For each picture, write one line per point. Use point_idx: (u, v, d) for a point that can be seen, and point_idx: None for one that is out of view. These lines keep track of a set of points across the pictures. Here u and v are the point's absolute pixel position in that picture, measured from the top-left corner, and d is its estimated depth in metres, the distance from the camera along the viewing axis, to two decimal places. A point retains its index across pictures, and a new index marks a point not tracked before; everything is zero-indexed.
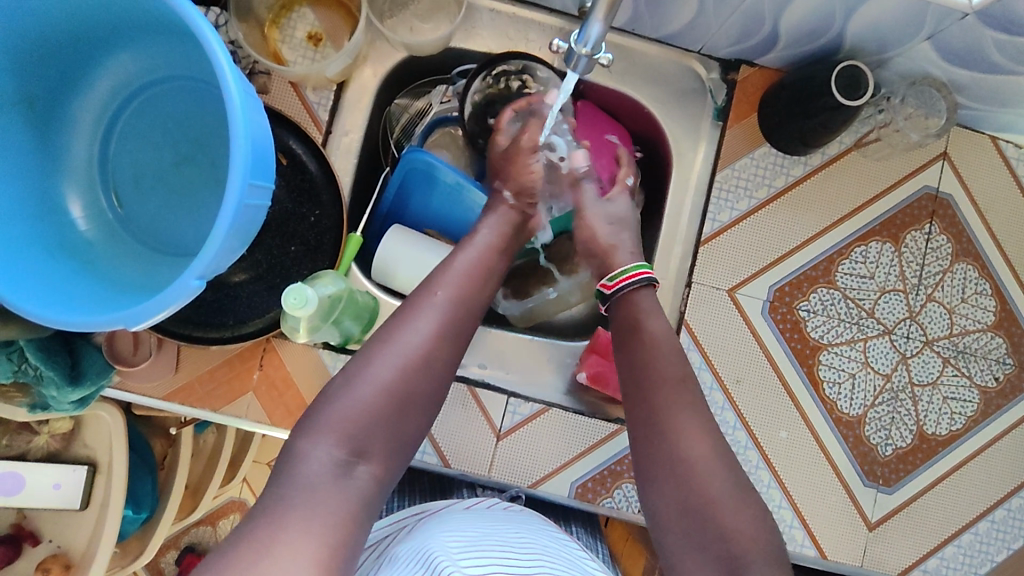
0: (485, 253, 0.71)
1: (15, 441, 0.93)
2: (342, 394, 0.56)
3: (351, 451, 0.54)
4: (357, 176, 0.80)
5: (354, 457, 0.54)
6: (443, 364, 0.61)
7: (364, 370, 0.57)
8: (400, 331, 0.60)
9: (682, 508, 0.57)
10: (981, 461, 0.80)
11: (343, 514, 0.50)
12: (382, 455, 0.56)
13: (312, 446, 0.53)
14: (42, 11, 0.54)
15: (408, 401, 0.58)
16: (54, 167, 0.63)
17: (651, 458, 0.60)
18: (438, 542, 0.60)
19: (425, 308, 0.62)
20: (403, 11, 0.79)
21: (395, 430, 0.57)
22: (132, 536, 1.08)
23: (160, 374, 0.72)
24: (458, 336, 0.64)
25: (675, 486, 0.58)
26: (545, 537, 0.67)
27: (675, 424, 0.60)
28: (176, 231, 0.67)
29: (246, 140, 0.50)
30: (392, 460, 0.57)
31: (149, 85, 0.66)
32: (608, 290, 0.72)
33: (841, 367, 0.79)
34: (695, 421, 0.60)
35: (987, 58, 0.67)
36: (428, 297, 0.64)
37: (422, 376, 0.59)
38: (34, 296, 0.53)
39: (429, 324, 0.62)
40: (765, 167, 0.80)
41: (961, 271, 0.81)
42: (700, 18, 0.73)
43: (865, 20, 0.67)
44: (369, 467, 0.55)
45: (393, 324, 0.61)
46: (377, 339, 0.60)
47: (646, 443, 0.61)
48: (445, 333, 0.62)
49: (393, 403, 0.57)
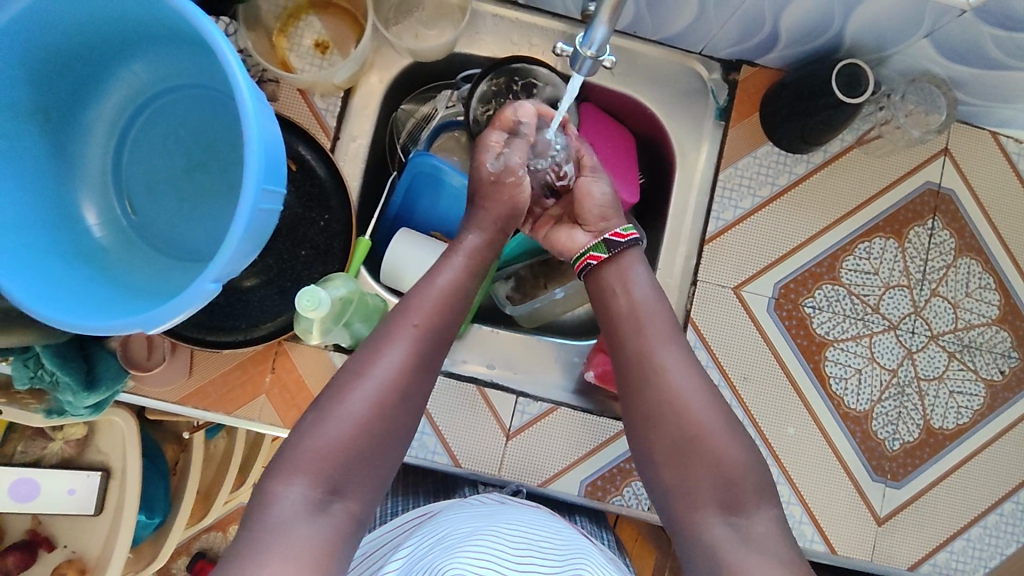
0: (470, 259, 0.71)
1: (30, 448, 0.96)
2: (334, 413, 0.58)
3: (326, 491, 0.55)
4: (365, 181, 0.81)
5: (329, 496, 0.55)
6: (427, 368, 0.63)
7: (348, 390, 0.59)
8: (372, 364, 0.60)
9: (673, 446, 0.61)
10: (987, 454, 0.80)
11: (327, 546, 0.53)
12: (368, 470, 0.57)
13: (285, 490, 0.54)
14: (58, 24, 0.55)
15: (386, 434, 0.59)
16: (69, 176, 0.64)
17: (651, 435, 0.62)
18: (445, 543, 0.61)
19: (399, 339, 0.62)
20: (408, 19, 0.81)
21: (376, 457, 0.58)
22: (145, 541, 1.09)
23: (174, 377, 0.73)
24: (432, 366, 0.64)
25: (664, 428, 0.61)
26: (539, 520, 0.69)
27: (663, 368, 0.63)
28: (188, 236, 0.68)
29: (259, 145, 0.51)
30: (377, 486, 0.58)
31: (161, 94, 0.68)
32: (620, 238, 0.71)
33: (847, 362, 0.79)
34: (686, 379, 0.63)
35: (985, 55, 0.68)
36: (404, 324, 0.63)
37: (397, 409, 0.60)
38: (52, 302, 0.54)
39: (397, 358, 0.61)
40: (767, 165, 0.81)
41: (965, 265, 0.81)
42: (700, 20, 0.74)
43: (863, 19, 0.69)
44: (345, 504, 0.56)
45: (364, 356, 0.61)
46: (350, 369, 0.60)
47: (631, 385, 0.64)
48: (421, 362, 0.62)
49: (371, 439, 0.58)
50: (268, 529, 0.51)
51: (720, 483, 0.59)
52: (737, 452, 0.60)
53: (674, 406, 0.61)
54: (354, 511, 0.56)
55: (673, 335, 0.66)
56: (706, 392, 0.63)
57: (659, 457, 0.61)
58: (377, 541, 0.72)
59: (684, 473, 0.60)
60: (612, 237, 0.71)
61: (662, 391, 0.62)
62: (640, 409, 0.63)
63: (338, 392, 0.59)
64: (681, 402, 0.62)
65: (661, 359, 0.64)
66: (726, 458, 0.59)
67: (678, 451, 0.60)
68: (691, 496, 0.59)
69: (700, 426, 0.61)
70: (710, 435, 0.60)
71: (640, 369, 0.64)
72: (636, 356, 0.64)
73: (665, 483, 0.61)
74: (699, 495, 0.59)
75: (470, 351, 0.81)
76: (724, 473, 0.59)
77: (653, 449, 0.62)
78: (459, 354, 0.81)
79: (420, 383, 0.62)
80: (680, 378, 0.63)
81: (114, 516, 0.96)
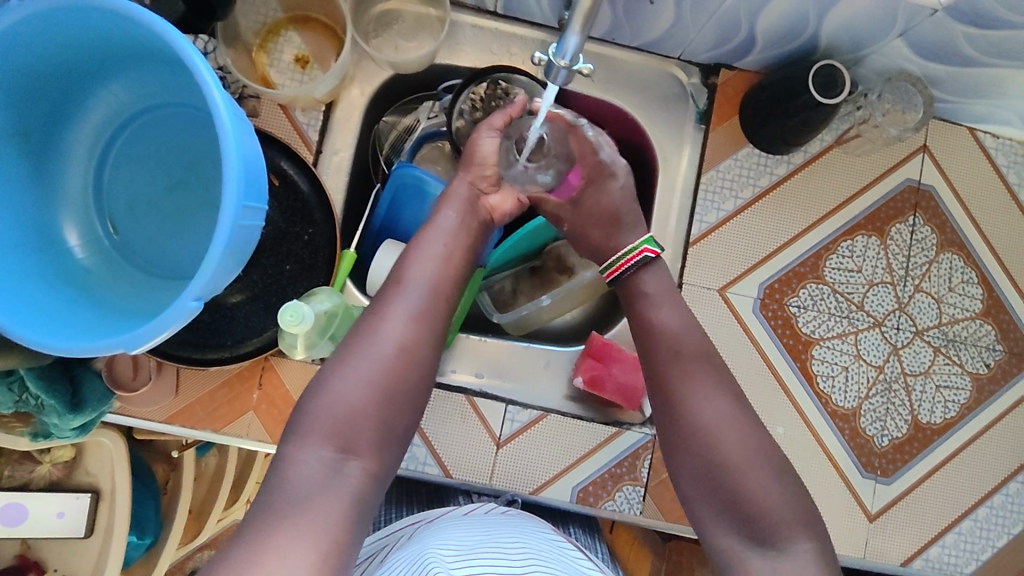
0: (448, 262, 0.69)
1: (18, 471, 0.94)
2: (321, 410, 0.56)
3: (339, 446, 0.55)
4: (348, 194, 0.81)
5: (343, 454, 0.55)
6: (421, 382, 0.62)
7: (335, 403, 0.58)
8: (346, 366, 0.59)
9: (699, 475, 0.60)
10: (976, 447, 0.81)
11: None
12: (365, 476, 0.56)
13: (302, 449, 0.54)
14: (35, 46, 0.55)
15: (382, 447, 0.58)
16: (49, 198, 0.64)
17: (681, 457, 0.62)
18: (435, 548, 0.61)
19: (378, 342, 0.61)
20: (388, 31, 0.81)
21: (378, 453, 0.57)
22: (137, 563, 1.08)
23: (160, 398, 0.73)
24: (419, 368, 0.62)
25: (690, 455, 0.61)
26: (540, 538, 0.69)
27: (689, 398, 0.62)
28: (171, 255, 0.67)
29: (237, 161, 0.51)
30: (384, 474, 0.57)
31: (141, 114, 0.68)
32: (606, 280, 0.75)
33: (833, 361, 0.80)
34: (709, 398, 0.62)
35: (958, 52, 0.69)
36: (383, 322, 0.62)
37: (389, 422, 0.59)
38: (34, 325, 0.54)
39: (370, 364, 0.59)
40: (749, 167, 0.81)
41: (947, 261, 0.82)
42: (677, 25, 0.75)
43: (839, 20, 0.69)
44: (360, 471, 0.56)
45: (332, 365, 0.60)
46: (326, 373, 0.59)
47: (661, 412, 0.64)
48: (406, 368, 0.61)
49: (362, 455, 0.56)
50: (283, 501, 0.50)
51: (741, 510, 0.57)
52: (758, 479, 0.58)
53: (696, 434, 0.61)
54: (370, 472, 0.56)
55: (701, 360, 0.64)
56: (732, 415, 0.61)
57: (690, 482, 0.61)
58: (374, 546, 0.73)
59: (713, 499, 0.59)
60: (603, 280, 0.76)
61: (687, 420, 0.62)
62: (671, 438, 0.63)
63: (316, 391, 0.58)
64: (703, 429, 0.61)
65: (678, 381, 0.63)
66: (750, 486, 0.58)
67: (703, 478, 0.60)
68: (709, 519, 0.59)
69: (725, 455, 0.59)
70: (734, 464, 0.59)
71: (668, 397, 0.63)
72: (663, 382, 0.64)
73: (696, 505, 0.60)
74: (725, 522, 0.58)
75: (459, 360, 0.81)
76: (745, 501, 0.57)
77: (684, 474, 0.61)
78: (447, 363, 0.80)
79: (406, 386, 0.60)
80: (703, 405, 0.62)
81: (105, 537, 0.95)
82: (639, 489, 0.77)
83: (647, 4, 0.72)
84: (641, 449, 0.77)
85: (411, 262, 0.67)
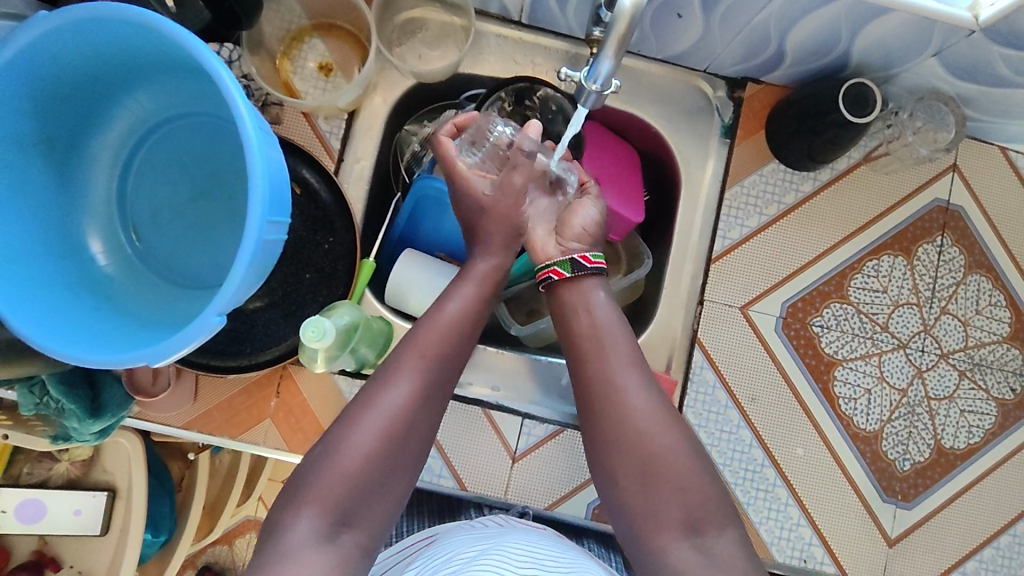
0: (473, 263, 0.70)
1: (37, 469, 0.96)
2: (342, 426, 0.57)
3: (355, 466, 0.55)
4: (369, 203, 0.81)
5: None
6: (435, 398, 0.62)
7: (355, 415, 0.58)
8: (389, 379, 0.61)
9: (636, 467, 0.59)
10: (1000, 473, 0.79)
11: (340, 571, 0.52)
12: None
13: None
14: (62, 56, 0.55)
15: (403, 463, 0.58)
16: (74, 206, 0.64)
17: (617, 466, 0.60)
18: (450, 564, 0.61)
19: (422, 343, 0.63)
20: (412, 40, 0.80)
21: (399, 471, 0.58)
22: (152, 560, 1.08)
23: (178, 404, 0.72)
24: (437, 390, 0.62)
25: (612, 436, 0.61)
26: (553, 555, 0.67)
27: (621, 382, 0.63)
28: (194, 264, 0.68)
29: (263, 178, 0.51)
30: (389, 488, 0.58)
31: (165, 123, 0.67)
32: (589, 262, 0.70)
33: (856, 382, 0.79)
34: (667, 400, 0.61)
35: (992, 71, 0.67)
36: (419, 331, 0.64)
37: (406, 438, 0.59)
38: (58, 335, 0.54)
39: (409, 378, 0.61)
40: (774, 184, 0.80)
41: (975, 282, 0.81)
42: (704, 40, 0.74)
43: (870, 38, 0.68)
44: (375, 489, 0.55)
45: (377, 383, 0.61)
46: (364, 390, 0.60)
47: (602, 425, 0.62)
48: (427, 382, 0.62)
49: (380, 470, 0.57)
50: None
51: None
52: None
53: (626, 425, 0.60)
54: None
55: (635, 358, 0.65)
56: None
57: (612, 464, 0.60)
58: (383, 565, 0.71)
59: (635, 477, 0.59)
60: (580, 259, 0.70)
61: (615, 399, 0.62)
62: (593, 424, 0.63)
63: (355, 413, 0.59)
64: (631, 413, 0.61)
65: (600, 356, 0.64)
66: None
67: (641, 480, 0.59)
68: (660, 511, 0.58)
69: (647, 440, 0.60)
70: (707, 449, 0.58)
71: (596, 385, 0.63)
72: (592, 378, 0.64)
73: (617, 486, 0.60)
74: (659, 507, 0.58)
75: (476, 372, 0.79)
76: None
77: (603, 456, 0.61)
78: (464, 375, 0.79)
79: (426, 390, 0.61)
80: None
81: (120, 536, 0.96)
82: None
83: (675, 18, 0.71)
84: None
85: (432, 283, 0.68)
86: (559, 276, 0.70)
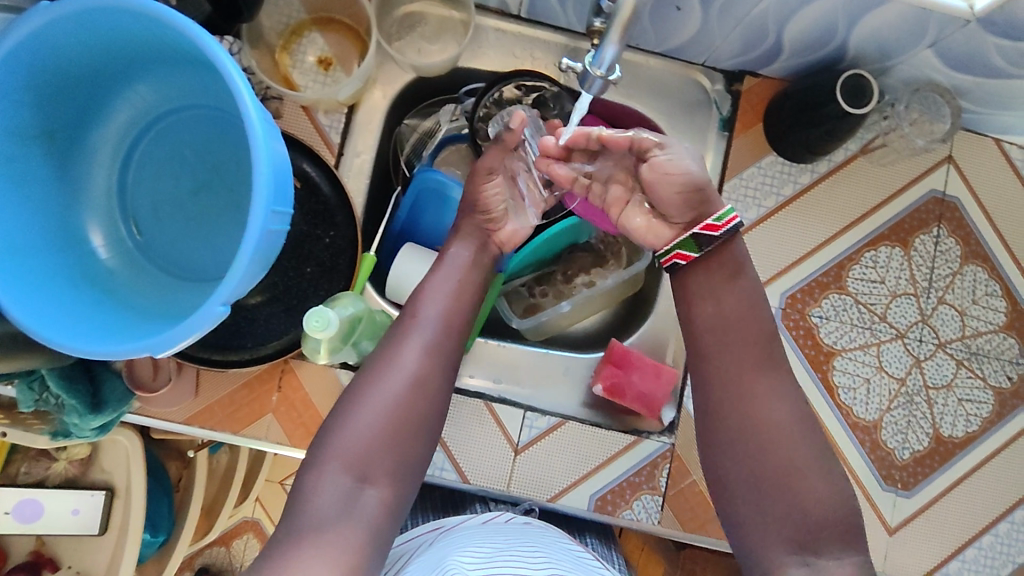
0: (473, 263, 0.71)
1: (35, 468, 0.94)
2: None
3: None
4: (369, 197, 0.81)
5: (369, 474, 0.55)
6: (437, 390, 0.62)
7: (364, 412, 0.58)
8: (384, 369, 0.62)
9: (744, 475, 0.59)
10: (997, 462, 0.80)
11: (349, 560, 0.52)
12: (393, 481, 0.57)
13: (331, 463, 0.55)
14: (64, 48, 0.55)
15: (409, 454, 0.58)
16: (75, 198, 0.64)
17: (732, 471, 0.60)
18: (452, 558, 0.60)
19: (415, 341, 0.63)
20: (411, 34, 0.81)
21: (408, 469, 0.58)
22: (150, 560, 1.07)
23: (178, 398, 0.73)
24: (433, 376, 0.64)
25: (739, 446, 0.60)
26: (563, 552, 0.67)
27: (749, 390, 0.61)
28: (196, 257, 0.68)
29: (267, 169, 0.51)
30: (404, 482, 0.59)
31: (165, 116, 0.67)
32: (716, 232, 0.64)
33: (855, 372, 0.79)
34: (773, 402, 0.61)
35: (988, 63, 0.68)
36: (422, 318, 0.65)
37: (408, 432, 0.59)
38: (62, 327, 0.54)
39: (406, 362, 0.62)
40: (772, 176, 0.81)
41: (971, 273, 0.81)
42: (703, 33, 0.74)
43: (867, 29, 0.69)
44: (383, 486, 0.56)
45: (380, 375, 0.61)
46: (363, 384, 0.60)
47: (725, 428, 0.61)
48: (431, 369, 0.63)
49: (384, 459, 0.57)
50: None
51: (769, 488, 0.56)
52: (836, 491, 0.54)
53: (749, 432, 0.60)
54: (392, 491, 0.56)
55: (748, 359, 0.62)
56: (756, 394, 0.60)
57: (727, 469, 0.60)
58: (397, 550, 0.71)
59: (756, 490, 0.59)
60: (703, 230, 0.64)
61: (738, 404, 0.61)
62: (712, 423, 0.62)
63: (353, 401, 0.59)
64: (751, 419, 0.60)
65: (714, 360, 0.63)
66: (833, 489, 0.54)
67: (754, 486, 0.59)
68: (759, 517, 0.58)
69: (763, 451, 0.59)
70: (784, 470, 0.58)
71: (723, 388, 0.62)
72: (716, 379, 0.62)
73: (734, 494, 0.60)
74: (775, 518, 0.57)
75: (478, 365, 0.81)
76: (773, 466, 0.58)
77: (724, 464, 0.61)
78: (466, 368, 0.80)
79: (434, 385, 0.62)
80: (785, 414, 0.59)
81: (119, 535, 0.95)
82: (657, 498, 0.76)
83: (674, 11, 0.71)
84: (660, 457, 0.77)
85: (431, 280, 0.69)
86: (687, 261, 0.66)
